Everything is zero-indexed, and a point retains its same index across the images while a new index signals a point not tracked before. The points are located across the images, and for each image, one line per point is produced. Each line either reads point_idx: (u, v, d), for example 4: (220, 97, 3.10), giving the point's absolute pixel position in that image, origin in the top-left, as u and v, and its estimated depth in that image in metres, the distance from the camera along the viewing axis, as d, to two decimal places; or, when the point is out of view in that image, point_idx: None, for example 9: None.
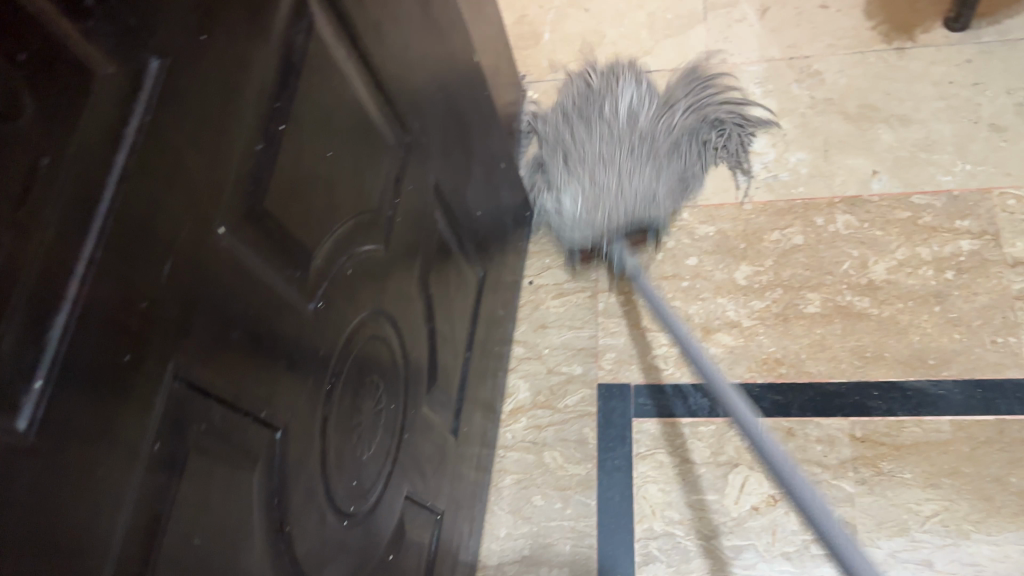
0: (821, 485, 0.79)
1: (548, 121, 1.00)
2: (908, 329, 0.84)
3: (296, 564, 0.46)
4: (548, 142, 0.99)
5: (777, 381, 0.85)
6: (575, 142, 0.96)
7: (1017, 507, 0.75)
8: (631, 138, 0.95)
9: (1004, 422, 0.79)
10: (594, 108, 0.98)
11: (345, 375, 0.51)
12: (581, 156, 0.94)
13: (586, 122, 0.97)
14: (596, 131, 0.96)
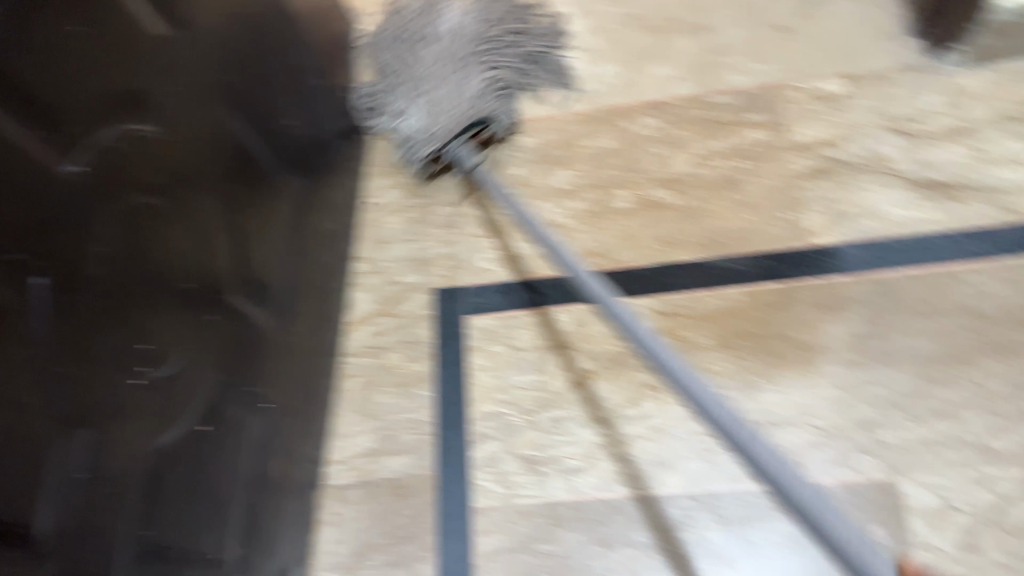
0: (630, 356, 0.89)
1: (383, 79, 1.02)
2: (706, 214, 0.93)
3: (81, 406, 0.49)
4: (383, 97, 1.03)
5: (592, 271, 0.94)
6: (426, 78, 0.98)
7: (799, 361, 0.85)
8: (467, 53, 0.97)
9: (790, 288, 0.88)
10: (421, 37, 1.00)
11: (125, 242, 0.55)
12: (435, 90, 0.97)
13: (420, 55, 0.99)
14: (437, 59, 0.98)
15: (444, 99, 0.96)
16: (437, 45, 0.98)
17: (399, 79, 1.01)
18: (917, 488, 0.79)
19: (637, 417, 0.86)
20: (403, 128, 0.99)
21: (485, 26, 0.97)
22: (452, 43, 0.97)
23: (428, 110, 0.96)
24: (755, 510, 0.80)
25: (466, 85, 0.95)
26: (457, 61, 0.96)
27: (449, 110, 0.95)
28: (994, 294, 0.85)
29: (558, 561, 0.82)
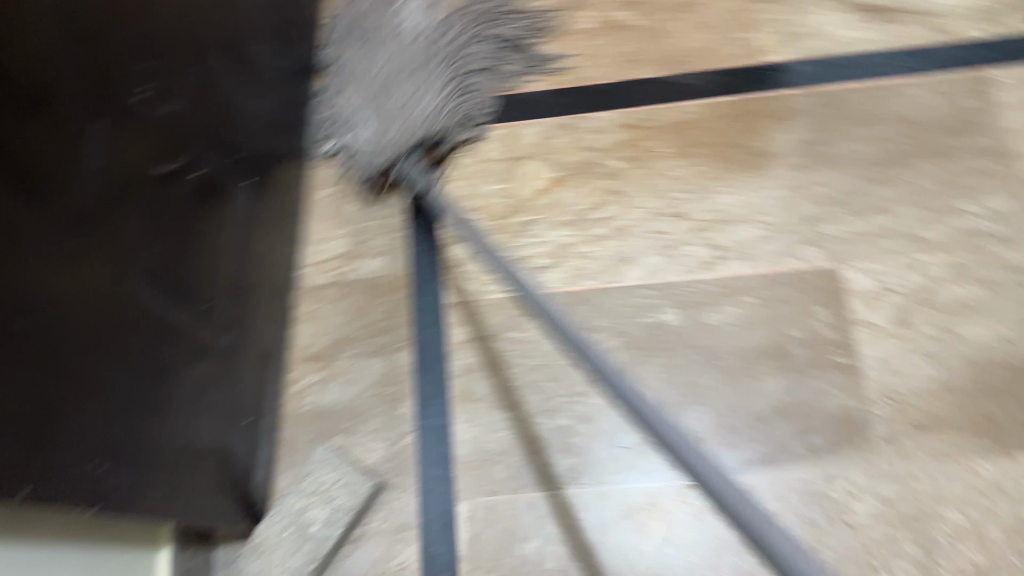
0: (595, 166, 0.93)
1: (352, 143, 0.93)
2: (664, 34, 0.98)
3: (86, 85, 0.51)
4: (366, 95, 0.93)
5: (558, 87, 0.97)
6: (388, 95, 0.91)
7: (751, 165, 0.91)
8: (432, 114, 0.90)
9: (743, 101, 0.94)
10: (399, 110, 0.90)
11: None
12: (405, 107, 0.90)
13: (400, 69, 0.91)
14: (402, 57, 0.91)
15: (416, 105, 0.90)
16: (406, 53, 0.91)
17: (376, 75, 0.92)
18: (856, 273, 0.86)
19: (602, 220, 0.91)
20: (371, 155, 0.91)
21: (434, 39, 0.91)
22: (414, 50, 0.91)
23: (380, 131, 0.91)
24: (710, 296, 0.87)
25: (430, 117, 0.90)
26: (415, 60, 0.90)
27: (401, 122, 0.90)
28: (926, 104, 0.92)
29: (529, 347, 0.86)
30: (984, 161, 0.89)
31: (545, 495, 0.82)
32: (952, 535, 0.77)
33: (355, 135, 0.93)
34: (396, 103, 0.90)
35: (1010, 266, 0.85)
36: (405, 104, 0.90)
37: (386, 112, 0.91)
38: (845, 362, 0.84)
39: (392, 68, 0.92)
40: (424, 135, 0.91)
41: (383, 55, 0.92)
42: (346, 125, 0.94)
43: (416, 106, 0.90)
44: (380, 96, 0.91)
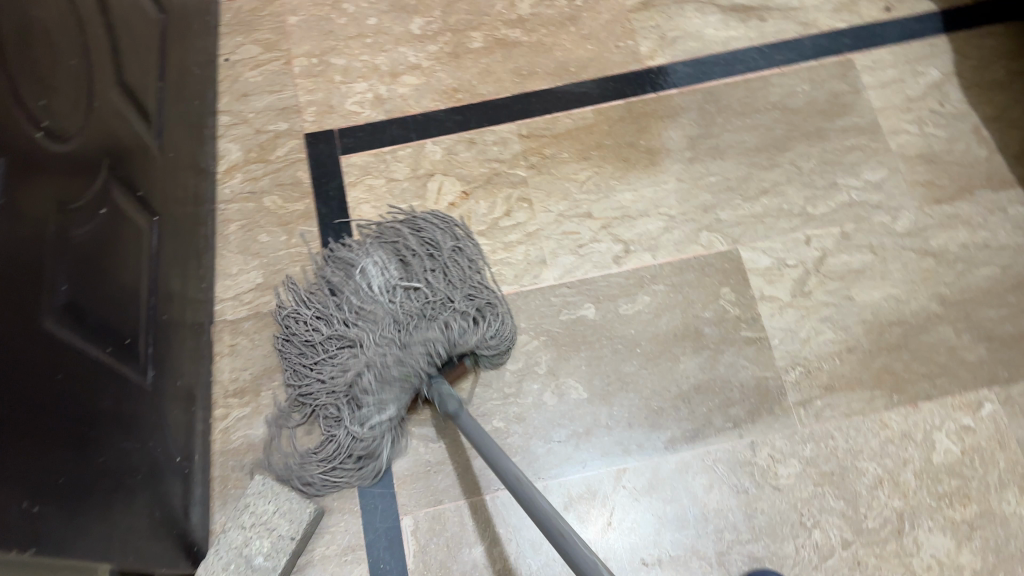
0: (501, 176, 0.96)
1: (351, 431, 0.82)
2: (552, 47, 1.03)
3: None
4: (345, 397, 0.83)
5: (456, 104, 1.00)
6: (355, 359, 0.83)
7: (646, 162, 0.97)
8: (405, 319, 0.83)
9: (632, 103, 0.99)
10: (394, 382, 0.81)
11: None
12: (385, 370, 0.81)
13: (366, 311, 0.84)
14: (384, 313, 0.84)
15: (384, 316, 0.84)
16: (372, 317, 0.84)
17: (353, 341, 0.84)
18: (754, 253, 0.92)
19: (512, 226, 0.94)
20: (369, 408, 0.82)
21: (415, 310, 0.84)
22: (388, 307, 0.84)
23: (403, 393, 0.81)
24: (624, 289, 0.91)
25: (397, 351, 0.81)
26: (392, 332, 0.83)
27: (377, 353, 0.82)
28: (798, 92, 0.99)
29: None
30: (855, 139, 0.97)
31: (488, 497, 0.83)
32: (872, 485, 0.83)
33: (361, 382, 0.82)
34: (397, 364, 0.81)
35: (889, 231, 0.93)
36: (397, 345, 0.81)
37: (390, 377, 0.80)
38: (754, 336, 0.88)
39: (376, 330, 0.83)
40: (419, 376, 0.81)
41: (355, 332, 0.83)
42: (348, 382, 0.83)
43: (387, 349, 0.81)
44: (351, 395, 0.83)
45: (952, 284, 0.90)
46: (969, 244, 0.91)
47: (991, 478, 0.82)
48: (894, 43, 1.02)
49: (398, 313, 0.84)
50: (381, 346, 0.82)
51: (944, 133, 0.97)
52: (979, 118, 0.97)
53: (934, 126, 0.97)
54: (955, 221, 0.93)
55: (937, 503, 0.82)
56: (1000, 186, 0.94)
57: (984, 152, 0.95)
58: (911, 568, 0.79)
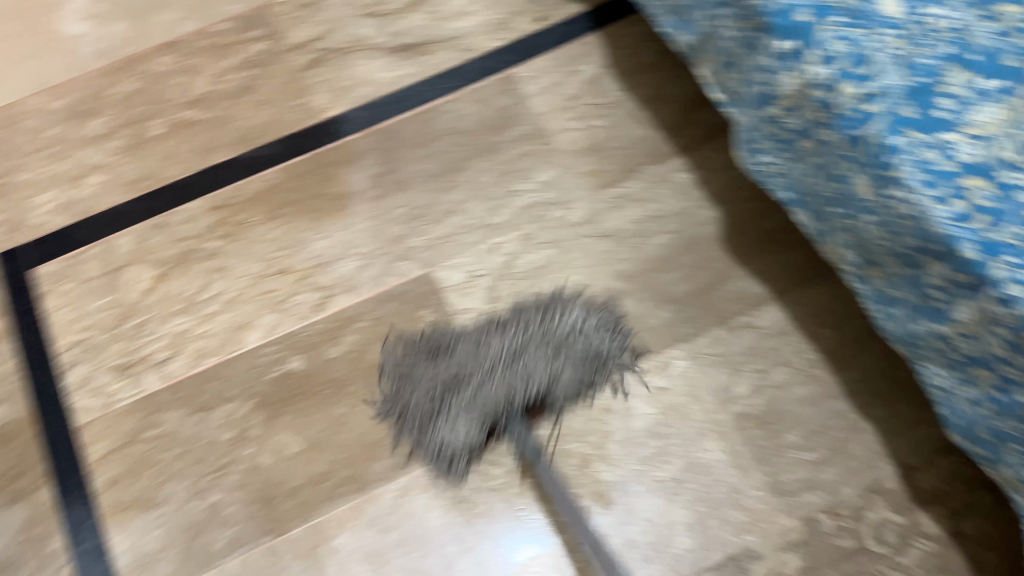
0: (193, 252, 0.98)
1: (430, 360, 0.86)
2: (231, 118, 1.06)
3: None
4: (442, 392, 0.83)
5: (141, 194, 1.02)
6: (469, 382, 0.82)
7: (334, 210, 1.00)
8: (513, 339, 0.85)
9: (315, 156, 1.03)
10: (438, 347, 0.85)
11: None
12: (477, 396, 0.81)
13: (485, 346, 0.85)
14: (530, 356, 0.83)
15: (531, 370, 0.82)
16: (507, 369, 0.82)
17: (463, 380, 0.83)
18: (446, 271, 0.97)
19: (210, 298, 0.96)
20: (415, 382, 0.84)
21: (529, 323, 0.86)
22: (522, 344, 0.84)
23: (447, 372, 0.83)
24: (327, 333, 0.94)
25: (512, 390, 0.81)
26: (508, 362, 0.83)
27: (513, 384, 0.81)
28: (468, 114, 1.05)
29: (165, 440, 0.89)
30: (526, 146, 1.02)
31: (215, 572, 0.84)
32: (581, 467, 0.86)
33: (443, 438, 0.83)
34: (491, 363, 0.83)
35: (567, 223, 0.98)
36: (504, 357, 0.83)
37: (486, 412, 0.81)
38: None
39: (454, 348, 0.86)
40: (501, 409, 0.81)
41: (453, 388, 0.83)
42: (441, 443, 0.83)
43: (505, 385, 0.81)
44: (453, 379, 0.83)
45: (631, 259, 0.95)
46: (640, 219, 0.97)
47: (690, 432, 0.87)
48: (552, 48, 1.08)
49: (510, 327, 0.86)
50: (462, 356, 0.84)
51: (606, 122, 1.03)
52: (637, 100, 1.04)
53: (596, 119, 1.03)
54: (626, 202, 0.99)
55: (642, 467, 0.85)
56: (662, 159, 1.01)
57: (643, 132, 1.02)
58: (627, 536, 0.83)
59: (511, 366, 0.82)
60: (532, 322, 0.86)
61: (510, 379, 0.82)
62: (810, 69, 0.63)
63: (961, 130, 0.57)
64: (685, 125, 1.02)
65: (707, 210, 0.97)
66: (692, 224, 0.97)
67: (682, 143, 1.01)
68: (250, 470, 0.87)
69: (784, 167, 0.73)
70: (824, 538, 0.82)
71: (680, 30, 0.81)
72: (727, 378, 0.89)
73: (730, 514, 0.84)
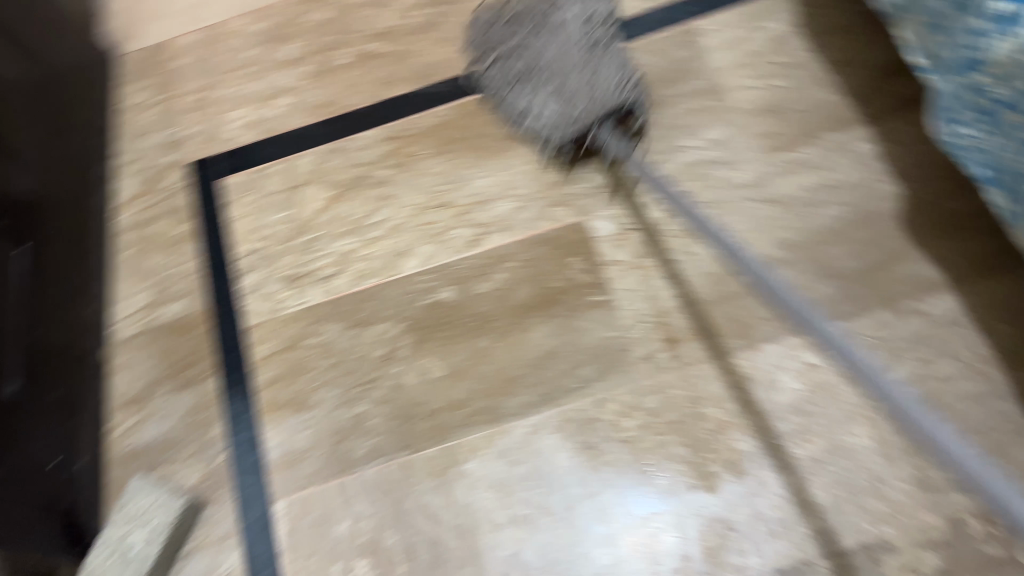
0: (364, 178, 1.04)
1: (521, 60, 0.99)
2: (412, 53, 1.09)
3: None
4: (519, 67, 0.99)
5: (325, 118, 1.08)
6: (556, 73, 0.96)
7: (499, 150, 1.03)
8: (584, 38, 0.98)
9: (488, 95, 1.05)
10: (518, 40, 0.99)
11: None
12: (559, 87, 0.96)
13: (540, 40, 0.98)
14: (564, 33, 0.98)
15: (603, 81, 0.96)
16: (574, 37, 0.97)
17: (552, 76, 0.96)
18: (601, 221, 0.97)
19: (376, 223, 1.01)
20: (527, 110, 0.99)
21: (591, 17, 0.99)
22: (584, 36, 0.98)
23: (564, 105, 0.96)
24: (479, 269, 0.97)
25: (592, 99, 0.94)
26: (585, 60, 0.97)
27: (554, 48, 0.98)
28: (643, 63, 1.03)
29: (322, 349, 0.95)
30: (698, 101, 1.00)
31: (352, 477, 0.89)
32: (716, 431, 0.85)
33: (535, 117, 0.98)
34: (579, 81, 0.96)
35: (730, 183, 0.95)
36: (561, 42, 0.98)
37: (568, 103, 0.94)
38: (602, 300, 0.93)
39: (557, 51, 0.98)
40: (593, 107, 0.94)
41: (529, 58, 0.99)
42: (524, 111, 0.99)
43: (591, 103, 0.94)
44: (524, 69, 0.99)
45: (794, 228, 0.92)
46: (811, 187, 0.93)
47: (836, 413, 0.83)
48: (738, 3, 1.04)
49: (589, 37, 0.97)
50: (558, 65, 0.97)
51: (786, 84, 0.99)
52: (825, 63, 0.99)
53: (776, 79, 0.99)
54: (798, 167, 0.94)
55: (780, 442, 0.83)
56: (843, 126, 0.95)
57: (827, 97, 0.97)
58: (756, 508, 0.81)
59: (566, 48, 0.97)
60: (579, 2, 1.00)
61: (586, 101, 0.94)
62: None
63: None
64: (873, 93, 0.96)
65: (887, 184, 0.91)
66: (867, 198, 0.91)
67: (868, 112, 0.95)
68: (397, 388, 0.92)
69: (978, 142, 0.67)
70: (972, 543, 0.77)
71: None
72: (885, 363, 0.84)
73: (869, 502, 0.80)
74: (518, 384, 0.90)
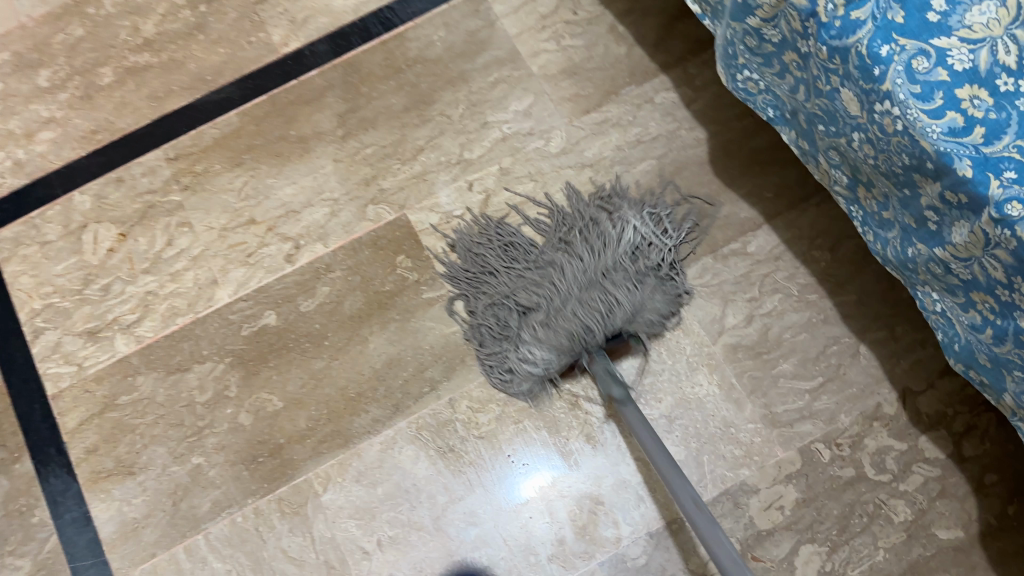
0: (155, 206, 0.94)
1: (518, 298, 0.83)
2: (184, 61, 0.99)
3: None
4: (520, 302, 0.83)
5: (97, 147, 0.96)
6: (549, 303, 0.81)
7: (299, 154, 0.95)
8: (608, 267, 0.85)
9: (275, 97, 0.97)
10: (519, 293, 0.84)
11: None
12: (556, 316, 0.80)
13: (559, 277, 0.84)
14: (588, 278, 0.82)
15: (624, 312, 0.80)
16: (575, 263, 0.85)
17: (540, 305, 0.82)
18: (420, 214, 0.92)
19: (177, 255, 0.92)
20: (519, 344, 0.82)
21: (626, 263, 0.83)
22: (611, 257, 0.86)
23: (559, 338, 0.80)
24: (300, 285, 0.90)
25: (592, 321, 0.79)
26: (589, 287, 0.82)
27: (593, 320, 0.80)
28: (434, 41, 0.98)
29: (140, 405, 0.86)
30: (498, 73, 0.96)
31: (201, 536, 0.82)
32: (569, 409, 0.83)
33: (522, 358, 0.81)
34: (582, 301, 0.81)
35: (544, 154, 0.93)
36: (590, 310, 0.80)
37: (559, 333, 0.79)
38: (435, 296, 0.89)
39: (558, 284, 0.83)
40: (585, 340, 0.79)
41: (526, 287, 0.84)
42: (519, 360, 0.81)
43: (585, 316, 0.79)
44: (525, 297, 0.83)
45: (612, 189, 0.91)
46: (622, 145, 0.92)
47: (681, 366, 0.83)
48: None
49: (617, 277, 0.83)
50: (561, 297, 0.82)
51: (581, 43, 0.97)
52: (616, 16, 0.97)
53: (571, 39, 0.97)
54: (606, 126, 0.93)
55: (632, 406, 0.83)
56: (643, 79, 0.94)
57: (623, 50, 0.96)
58: (620, 476, 0.81)
59: (583, 291, 0.81)
60: (632, 245, 0.86)
61: (584, 329, 0.80)
62: None
63: (955, 35, 0.52)
64: (667, 40, 0.95)
65: (693, 132, 0.92)
66: (677, 147, 0.92)
67: (664, 60, 0.95)
68: (233, 430, 0.85)
69: (764, 83, 0.67)
70: (823, 468, 0.79)
71: None
72: (719, 308, 0.85)
73: (725, 449, 0.81)
74: (363, 401, 0.85)
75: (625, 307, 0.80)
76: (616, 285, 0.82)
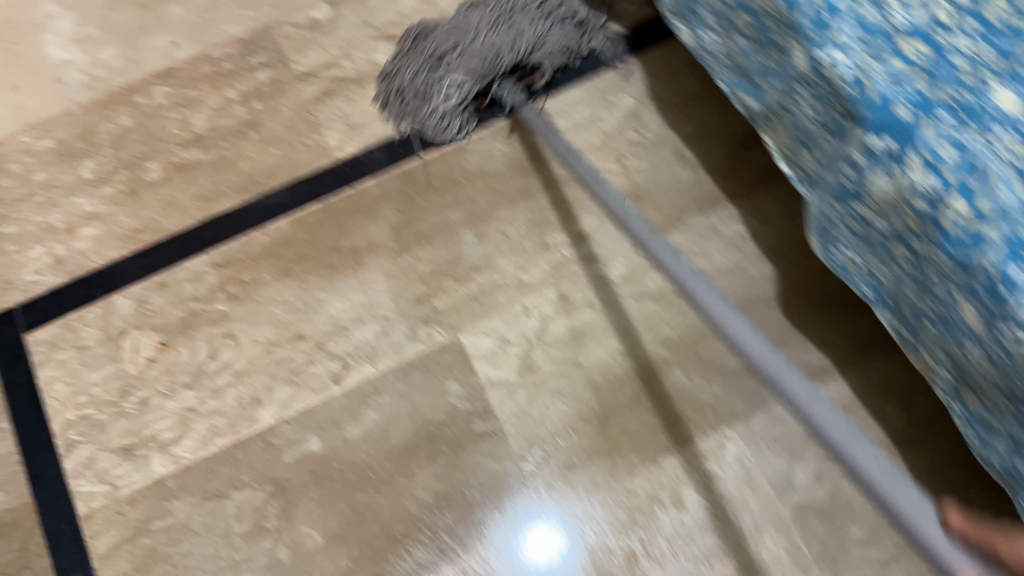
0: (199, 315, 0.90)
1: (444, 62, 0.91)
2: (236, 160, 0.96)
3: None
4: (450, 49, 0.92)
5: (141, 247, 0.93)
6: (469, 36, 0.92)
7: (350, 267, 0.92)
8: (511, 9, 0.94)
9: (328, 204, 0.94)
10: (443, 53, 0.92)
11: None
12: (469, 47, 0.91)
13: (471, 25, 0.93)
14: (501, 24, 0.93)
15: (528, 34, 0.92)
16: (483, 14, 0.93)
17: (457, 43, 0.92)
18: (474, 337, 0.89)
19: (219, 369, 0.88)
20: (437, 92, 0.91)
21: (534, 13, 0.93)
22: (521, 4, 0.94)
23: (472, 66, 0.90)
24: (346, 409, 0.86)
25: (502, 48, 0.91)
26: (497, 25, 0.93)
27: (506, 48, 0.91)
28: (494, 154, 0.95)
29: (175, 532, 0.83)
30: (560, 192, 0.93)
31: None
32: (625, 564, 0.80)
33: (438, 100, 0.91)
34: (490, 44, 0.91)
35: (604, 281, 0.89)
36: (506, 38, 0.92)
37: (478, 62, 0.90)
38: (486, 429, 0.85)
39: (487, 28, 0.92)
40: (490, 64, 0.91)
41: (446, 40, 0.92)
42: (439, 105, 0.91)
43: (491, 38, 0.90)
44: (447, 48, 0.92)
45: (675, 325, 0.87)
46: None
47: (745, 526, 0.80)
48: (588, 74, 0.97)
49: (517, 20, 0.93)
50: (473, 47, 0.91)
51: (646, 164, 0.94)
52: (683, 138, 0.94)
53: (634, 159, 0.94)
54: None
55: (693, 567, 0.79)
56: (710, 207, 0.91)
57: (691, 175, 0.93)
58: None
59: (515, 44, 0.91)
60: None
61: (500, 53, 0.91)
62: (911, 174, 0.53)
63: None
64: (738, 167, 0.92)
65: (763, 267, 0.88)
66: (745, 283, 0.88)
67: (732, 189, 0.92)
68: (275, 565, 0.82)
69: (864, 263, 0.64)
70: None
71: (743, 92, 0.71)
72: (786, 465, 0.82)
73: None
74: (409, 538, 0.82)
75: (529, 37, 0.92)
76: (524, 24, 0.93)
